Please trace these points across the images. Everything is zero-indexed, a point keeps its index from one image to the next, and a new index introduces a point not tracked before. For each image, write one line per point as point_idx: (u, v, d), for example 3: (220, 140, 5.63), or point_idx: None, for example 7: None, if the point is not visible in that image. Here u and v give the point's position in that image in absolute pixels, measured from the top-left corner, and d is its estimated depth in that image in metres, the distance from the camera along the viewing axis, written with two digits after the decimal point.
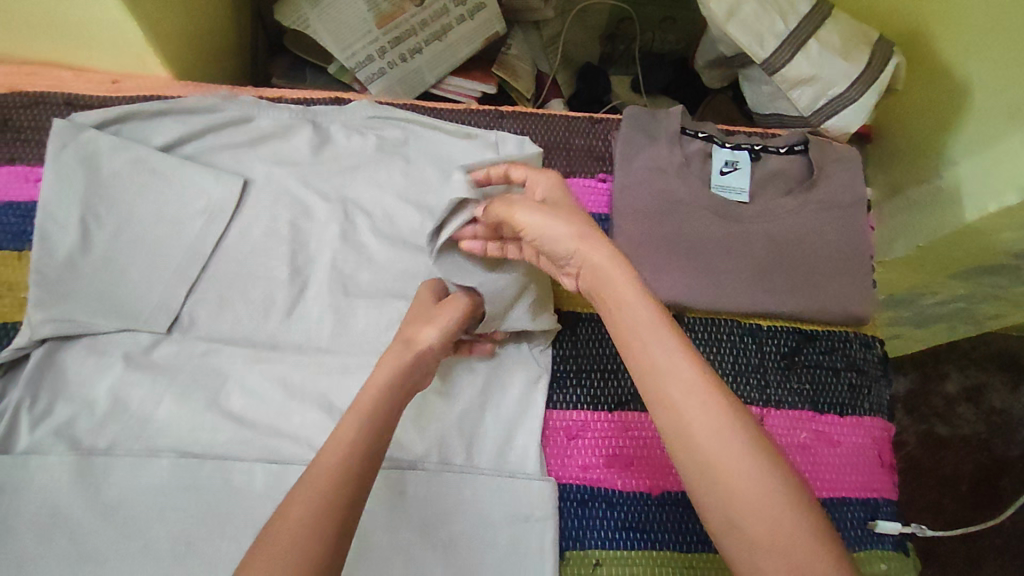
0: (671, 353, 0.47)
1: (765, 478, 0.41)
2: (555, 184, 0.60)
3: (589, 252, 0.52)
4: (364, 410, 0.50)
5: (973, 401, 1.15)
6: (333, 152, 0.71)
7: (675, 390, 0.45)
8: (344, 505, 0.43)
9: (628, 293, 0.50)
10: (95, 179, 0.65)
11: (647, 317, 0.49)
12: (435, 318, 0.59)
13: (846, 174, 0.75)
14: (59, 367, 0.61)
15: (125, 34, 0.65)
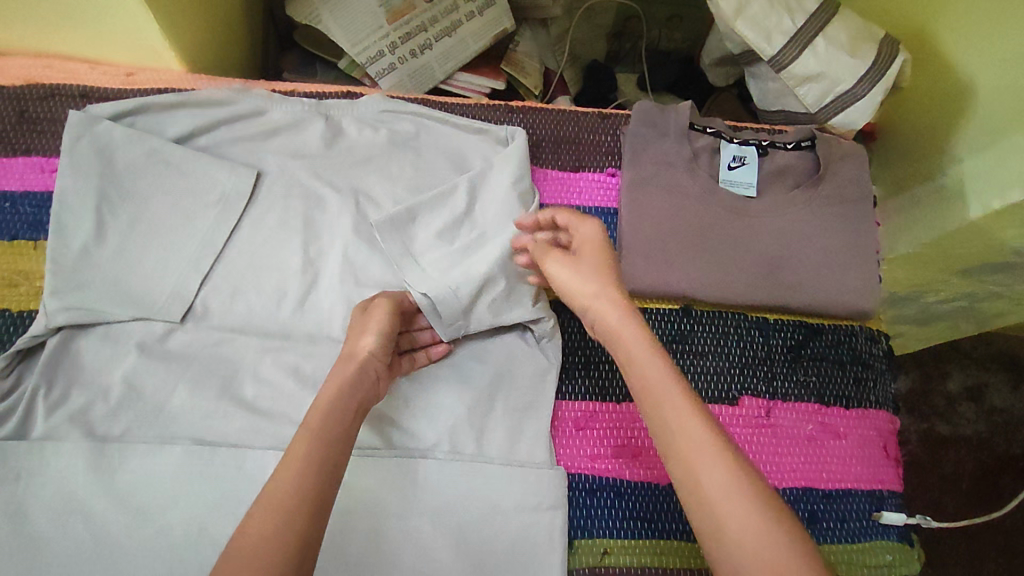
0: (682, 417, 0.47)
1: (776, 545, 0.41)
2: (595, 237, 0.61)
3: (605, 312, 0.56)
4: (316, 425, 0.49)
5: (975, 399, 1.15)
6: (345, 144, 0.72)
7: (679, 442, 0.46)
8: (298, 524, 0.43)
9: (644, 353, 0.52)
10: (110, 170, 0.66)
11: (663, 375, 0.50)
12: (369, 323, 0.59)
13: (853, 170, 0.76)
14: (74, 355, 0.62)
15: (140, 28, 0.65)
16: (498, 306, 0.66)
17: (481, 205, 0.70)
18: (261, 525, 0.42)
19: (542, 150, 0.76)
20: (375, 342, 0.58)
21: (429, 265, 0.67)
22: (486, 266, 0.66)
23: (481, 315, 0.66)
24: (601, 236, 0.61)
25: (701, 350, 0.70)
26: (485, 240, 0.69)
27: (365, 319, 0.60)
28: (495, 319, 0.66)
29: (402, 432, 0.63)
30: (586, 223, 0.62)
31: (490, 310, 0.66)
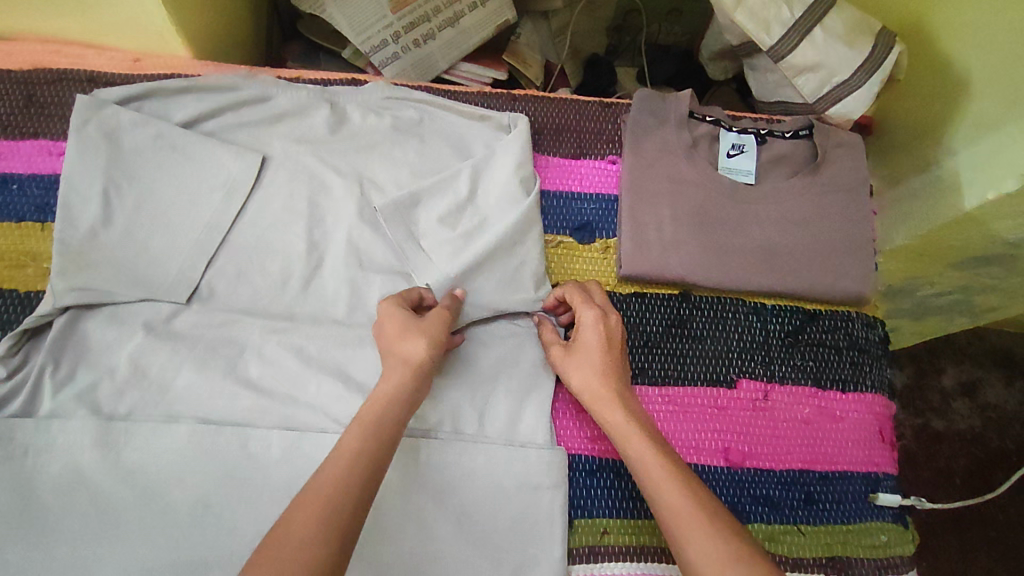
0: (667, 490, 0.52)
1: None
2: (592, 322, 0.62)
3: (606, 415, 0.58)
4: (370, 422, 0.52)
5: (968, 395, 1.16)
6: (350, 130, 0.73)
7: (668, 516, 0.51)
8: (345, 519, 0.45)
9: (644, 460, 0.54)
10: (117, 154, 0.66)
11: (663, 482, 0.52)
12: (421, 327, 0.58)
13: (849, 159, 0.77)
14: (81, 334, 0.62)
15: (148, 14, 0.66)
16: (502, 295, 0.67)
17: (484, 194, 0.71)
18: (300, 511, 0.45)
19: (543, 138, 0.77)
20: (429, 348, 0.57)
21: (435, 253, 0.68)
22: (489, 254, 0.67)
23: (487, 306, 0.67)
24: (600, 327, 0.62)
25: (701, 334, 0.71)
26: (488, 226, 0.70)
27: (420, 322, 0.58)
28: (501, 307, 0.67)
29: None
30: (584, 314, 0.63)
31: (496, 301, 0.67)
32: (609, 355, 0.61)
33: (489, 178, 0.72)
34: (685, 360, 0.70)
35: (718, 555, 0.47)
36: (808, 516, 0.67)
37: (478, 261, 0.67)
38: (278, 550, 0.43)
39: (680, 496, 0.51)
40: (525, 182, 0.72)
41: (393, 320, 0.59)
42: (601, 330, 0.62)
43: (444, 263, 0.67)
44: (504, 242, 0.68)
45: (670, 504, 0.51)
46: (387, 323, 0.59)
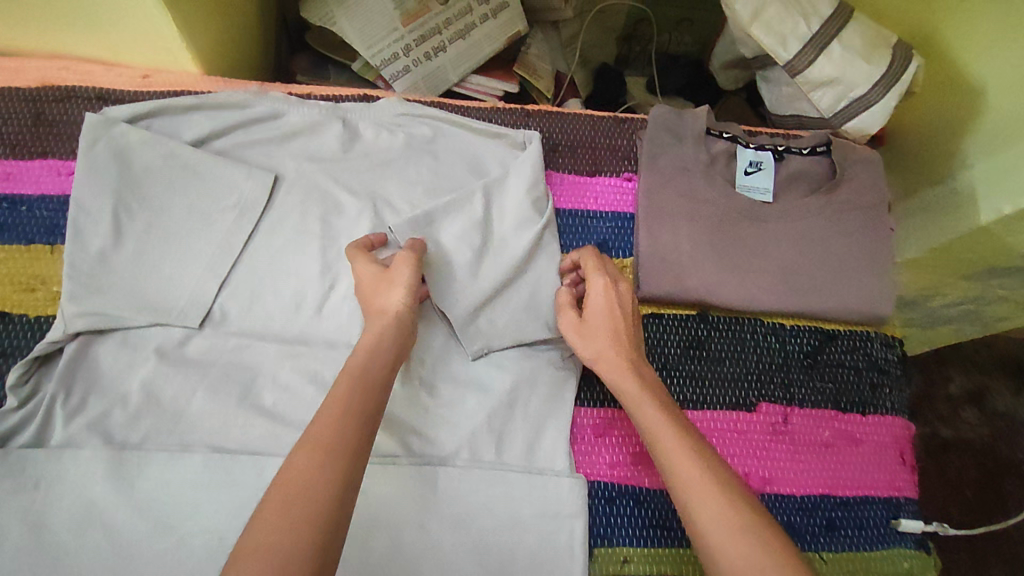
0: (677, 451, 0.51)
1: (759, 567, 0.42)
2: (604, 289, 0.62)
3: (623, 387, 0.57)
4: (359, 371, 0.51)
5: (976, 403, 1.16)
6: (363, 148, 0.72)
7: (680, 481, 0.49)
8: (337, 465, 0.44)
9: (655, 426, 0.53)
10: (128, 174, 0.65)
11: (675, 449, 0.51)
12: (392, 277, 0.59)
13: (867, 176, 0.76)
14: (93, 360, 0.61)
15: (157, 30, 0.65)
16: (516, 319, 0.67)
17: (496, 212, 0.71)
18: (298, 463, 0.44)
19: (558, 154, 0.76)
20: (402, 294, 0.58)
21: (453, 272, 0.67)
22: (505, 279, 0.68)
23: (504, 335, 0.66)
24: (610, 294, 0.62)
25: (718, 356, 0.71)
26: (500, 244, 0.69)
27: (393, 270, 0.60)
28: (514, 332, 0.67)
29: (423, 439, 0.63)
30: (592, 280, 0.63)
31: (514, 327, 0.67)
32: (620, 321, 0.61)
33: (505, 195, 0.71)
34: (705, 383, 0.69)
35: (728, 521, 0.46)
36: (829, 543, 0.66)
37: (495, 288, 0.67)
38: (279, 500, 0.42)
39: (692, 463, 0.49)
40: (539, 201, 0.71)
41: (378, 277, 0.60)
42: (611, 296, 0.62)
43: (462, 286, 0.66)
44: (518, 264, 0.68)
45: (680, 472, 0.49)
46: (364, 276, 0.60)
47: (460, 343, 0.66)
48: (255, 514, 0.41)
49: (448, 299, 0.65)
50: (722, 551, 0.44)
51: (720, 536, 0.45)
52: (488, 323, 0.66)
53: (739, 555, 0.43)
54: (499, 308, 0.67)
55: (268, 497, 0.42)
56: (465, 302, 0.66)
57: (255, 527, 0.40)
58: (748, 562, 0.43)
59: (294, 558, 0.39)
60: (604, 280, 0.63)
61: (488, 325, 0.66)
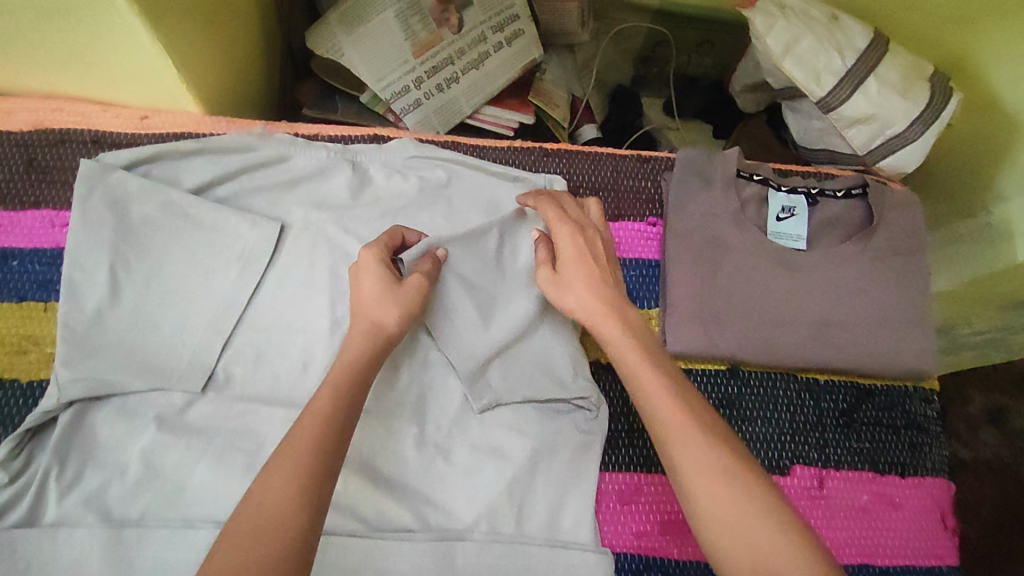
0: (658, 397, 0.50)
1: (737, 507, 0.43)
2: (571, 238, 0.60)
3: (606, 333, 0.55)
4: (341, 384, 0.50)
5: (996, 423, 1.08)
6: (373, 193, 0.68)
7: (660, 427, 0.48)
8: (307, 491, 0.43)
9: (637, 371, 0.52)
10: (125, 226, 0.62)
11: (654, 392, 0.50)
12: (397, 296, 0.56)
13: (907, 220, 0.72)
14: (89, 430, 0.57)
15: (154, 70, 0.61)
16: (528, 376, 0.63)
17: (509, 260, 0.67)
18: (270, 493, 0.42)
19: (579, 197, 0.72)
20: (402, 318, 0.56)
21: (461, 320, 0.63)
22: (519, 334, 0.64)
23: (517, 392, 0.62)
24: (576, 240, 0.60)
25: (749, 416, 0.67)
26: (514, 295, 0.65)
27: (397, 289, 0.57)
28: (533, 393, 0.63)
29: (440, 511, 0.60)
30: (559, 230, 0.61)
31: (527, 383, 0.63)
32: (593, 269, 0.59)
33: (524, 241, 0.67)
34: None
35: (706, 466, 0.45)
36: None
37: (507, 342, 0.64)
38: (244, 526, 0.40)
39: (672, 405, 0.49)
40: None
41: (368, 270, 0.57)
42: (577, 243, 0.60)
43: (470, 337, 0.63)
44: (534, 318, 0.65)
45: (660, 414, 0.49)
46: (364, 278, 0.57)
47: (467, 399, 0.63)
48: (217, 543, 0.40)
49: (452, 343, 0.62)
50: (701, 495, 0.45)
51: (697, 476, 0.45)
52: (502, 380, 0.63)
53: (719, 498, 0.44)
54: (514, 363, 0.64)
55: (234, 521, 0.41)
56: (473, 354, 0.63)
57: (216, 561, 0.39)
58: (729, 505, 0.44)
59: None
60: (569, 228, 0.61)
61: (499, 379, 0.63)
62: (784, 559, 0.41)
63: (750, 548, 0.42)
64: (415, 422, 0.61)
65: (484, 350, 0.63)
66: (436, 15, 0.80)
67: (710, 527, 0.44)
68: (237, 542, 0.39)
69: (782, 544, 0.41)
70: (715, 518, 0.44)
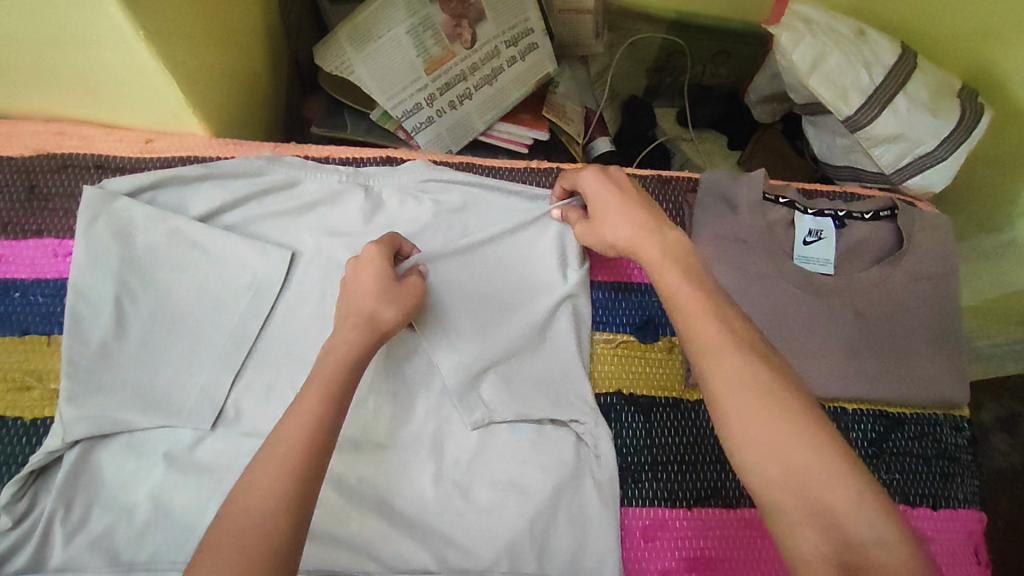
0: (696, 314, 0.47)
1: (775, 424, 0.41)
2: (594, 176, 0.58)
3: (644, 253, 0.53)
4: (336, 383, 0.47)
5: (1009, 430, 1.02)
6: (387, 218, 0.66)
7: (697, 343, 0.46)
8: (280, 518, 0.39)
9: (675, 287, 0.49)
10: (130, 256, 0.59)
11: (694, 312, 0.47)
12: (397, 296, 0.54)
13: (939, 243, 0.69)
14: (93, 470, 0.55)
15: (159, 93, 0.59)
16: (523, 394, 0.62)
17: (510, 272, 0.66)
18: (247, 517, 0.39)
19: None
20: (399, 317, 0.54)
21: (453, 328, 0.62)
22: (513, 351, 0.63)
23: (509, 411, 0.61)
24: (597, 178, 0.58)
25: None
26: (512, 310, 0.65)
27: (393, 287, 0.54)
28: (530, 415, 0.61)
29: (458, 550, 0.57)
30: (585, 176, 0.59)
31: (521, 402, 0.62)
32: (622, 206, 0.56)
33: (523, 255, 0.67)
34: None
35: (745, 382, 0.43)
36: None
37: (503, 358, 0.63)
38: (214, 561, 0.37)
39: (713, 324, 0.46)
40: (563, 253, 0.67)
41: (369, 259, 0.55)
42: (605, 184, 0.58)
43: (461, 346, 0.62)
44: (531, 339, 0.64)
45: (701, 333, 0.46)
46: (366, 267, 0.55)
47: (461, 418, 0.61)
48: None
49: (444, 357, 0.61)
50: (737, 413, 0.42)
51: (734, 394, 0.43)
52: (501, 403, 0.61)
53: (758, 417, 0.42)
54: (510, 379, 0.62)
55: (209, 540, 0.39)
56: (468, 370, 0.61)
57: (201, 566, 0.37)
58: (767, 422, 0.41)
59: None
60: (597, 173, 0.59)
61: (493, 397, 0.62)
62: (821, 481, 0.39)
63: (784, 466, 0.40)
64: (432, 457, 0.59)
65: (478, 364, 0.62)
66: (447, 30, 0.78)
67: (742, 444, 0.42)
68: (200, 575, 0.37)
69: (825, 467, 0.40)
70: (750, 435, 0.42)
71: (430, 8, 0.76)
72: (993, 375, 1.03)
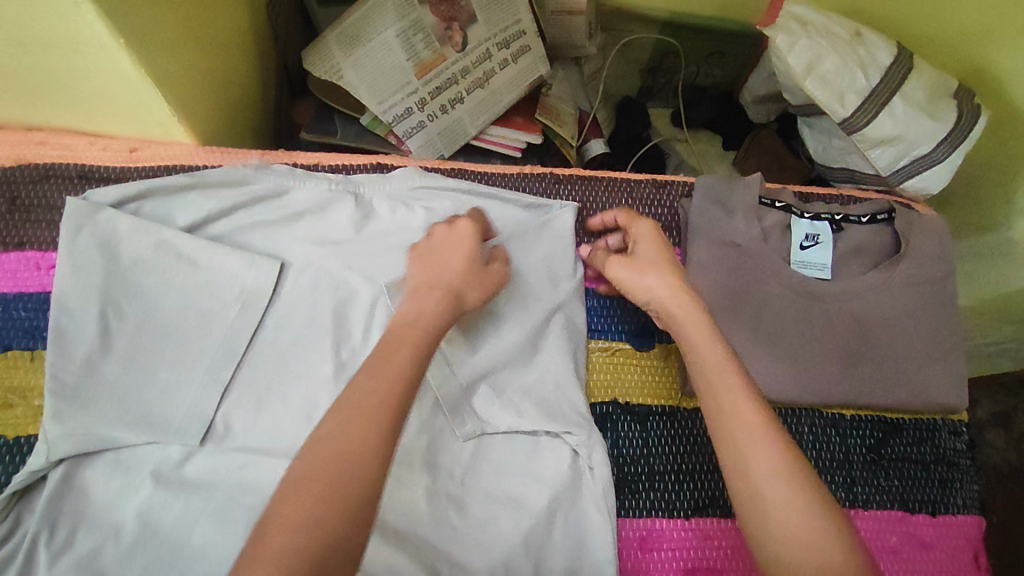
0: (733, 393, 0.49)
1: (804, 511, 0.43)
2: (649, 232, 0.62)
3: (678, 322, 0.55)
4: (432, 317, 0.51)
5: (1004, 426, 1.02)
6: (378, 226, 0.65)
7: (732, 420, 0.48)
8: (355, 495, 0.39)
9: (713, 361, 0.51)
10: (115, 268, 0.58)
11: (730, 391, 0.49)
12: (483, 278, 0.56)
13: (937, 246, 0.69)
14: (79, 489, 0.54)
15: (142, 101, 0.58)
16: (514, 404, 0.61)
17: None
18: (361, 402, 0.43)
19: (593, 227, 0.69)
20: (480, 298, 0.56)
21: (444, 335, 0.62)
22: (503, 362, 0.62)
23: (500, 421, 0.61)
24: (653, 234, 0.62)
25: None
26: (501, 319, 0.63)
27: (478, 268, 0.56)
28: (521, 425, 0.61)
29: (454, 565, 0.56)
30: (641, 226, 0.63)
31: (513, 412, 0.61)
32: (670, 264, 0.59)
33: (512, 269, 0.64)
34: None
35: (775, 466, 0.45)
36: None
37: (493, 368, 0.62)
38: (329, 443, 0.41)
39: (761, 436, 0.46)
40: (553, 266, 0.66)
41: (461, 235, 0.58)
42: (657, 241, 0.61)
43: (452, 352, 0.61)
44: (523, 349, 0.63)
45: (746, 447, 0.46)
46: (457, 245, 0.57)
47: (452, 430, 0.60)
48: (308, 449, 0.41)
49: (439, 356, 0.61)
50: (766, 494, 0.44)
51: (784, 513, 0.43)
52: (492, 414, 0.61)
53: (805, 539, 0.42)
54: (501, 390, 0.62)
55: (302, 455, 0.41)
56: (458, 379, 0.61)
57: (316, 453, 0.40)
58: (795, 506, 0.43)
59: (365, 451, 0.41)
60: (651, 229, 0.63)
61: (483, 407, 0.61)
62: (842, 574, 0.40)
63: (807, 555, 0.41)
64: (427, 470, 0.58)
65: (468, 372, 0.61)
66: (438, 34, 0.76)
67: (790, 571, 0.41)
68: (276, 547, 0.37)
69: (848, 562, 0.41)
70: (796, 557, 0.41)
71: (420, 10, 0.74)
72: (988, 371, 1.03)
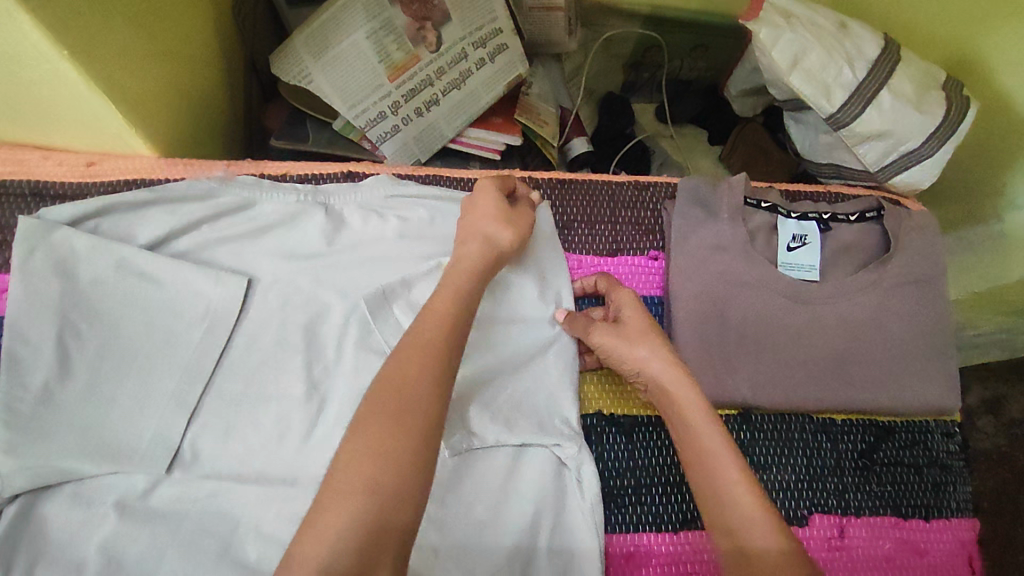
0: (726, 475, 0.48)
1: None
2: (631, 300, 0.59)
3: (674, 396, 0.53)
4: (462, 284, 0.52)
5: (994, 412, 1.01)
6: (350, 239, 0.63)
7: (725, 500, 0.47)
8: (411, 441, 0.41)
9: (703, 437, 0.50)
10: (74, 289, 0.55)
11: (725, 471, 0.48)
12: (515, 220, 0.58)
13: (926, 244, 0.67)
14: (39, 524, 0.51)
15: (94, 111, 0.55)
16: (505, 417, 0.59)
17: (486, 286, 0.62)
18: (412, 356, 0.45)
19: (574, 232, 0.67)
20: (515, 239, 0.57)
21: None
22: (493, 373, 0.60)
23: (488, 435, 0.58)
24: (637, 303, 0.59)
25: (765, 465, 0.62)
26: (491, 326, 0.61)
27: (510, 212, 0.58)
28: (509, 438, 0.58)
29: None
30: (622, 292, 0.60)
31: (504, 425, 0.59)
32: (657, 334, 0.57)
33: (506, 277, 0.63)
34: None
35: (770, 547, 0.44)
36: None
37: (483, 382, 0.59)
38: (376, 399, 0.43)
39: (764, 528, 0.45)
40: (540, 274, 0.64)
41: (483, 189, 0.59)
42: (642, 308, 0.59)
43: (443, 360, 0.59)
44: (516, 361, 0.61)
45: (750, 541, 0.45)
46: (478, 198, 0.58)
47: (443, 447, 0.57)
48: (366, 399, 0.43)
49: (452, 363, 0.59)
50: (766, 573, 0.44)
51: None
52: (483, 431, 0.58)
53: None
54: (491, 403, 0.59)
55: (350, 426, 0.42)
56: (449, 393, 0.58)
57: (366, 408, 0.42)
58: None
59: (420, 400, 0.43)
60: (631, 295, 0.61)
61: (477, 421, 0.58)
62: None
63: None
64: None
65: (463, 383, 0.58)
66: (410, 34, 0.73)
67: None
68: (348, 486, 0.39)
69: None
70: None
71: (391, 10, 0.71)
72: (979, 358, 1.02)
